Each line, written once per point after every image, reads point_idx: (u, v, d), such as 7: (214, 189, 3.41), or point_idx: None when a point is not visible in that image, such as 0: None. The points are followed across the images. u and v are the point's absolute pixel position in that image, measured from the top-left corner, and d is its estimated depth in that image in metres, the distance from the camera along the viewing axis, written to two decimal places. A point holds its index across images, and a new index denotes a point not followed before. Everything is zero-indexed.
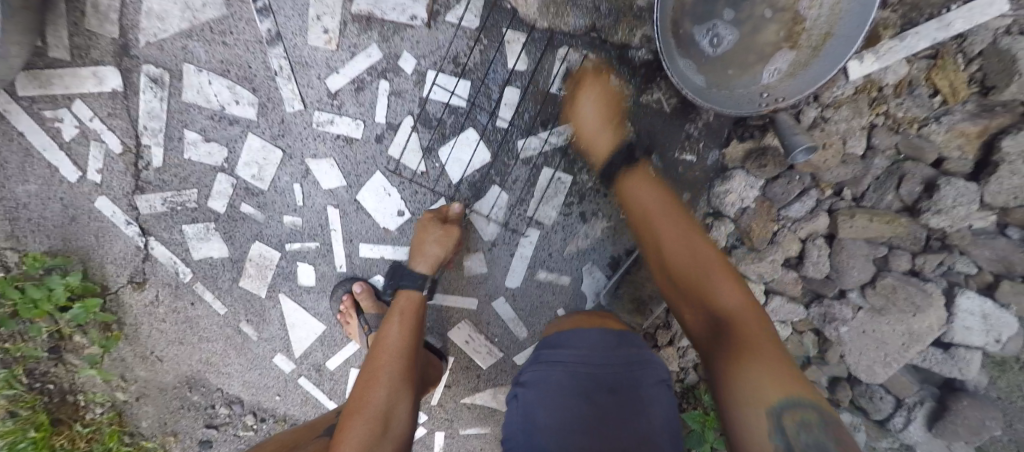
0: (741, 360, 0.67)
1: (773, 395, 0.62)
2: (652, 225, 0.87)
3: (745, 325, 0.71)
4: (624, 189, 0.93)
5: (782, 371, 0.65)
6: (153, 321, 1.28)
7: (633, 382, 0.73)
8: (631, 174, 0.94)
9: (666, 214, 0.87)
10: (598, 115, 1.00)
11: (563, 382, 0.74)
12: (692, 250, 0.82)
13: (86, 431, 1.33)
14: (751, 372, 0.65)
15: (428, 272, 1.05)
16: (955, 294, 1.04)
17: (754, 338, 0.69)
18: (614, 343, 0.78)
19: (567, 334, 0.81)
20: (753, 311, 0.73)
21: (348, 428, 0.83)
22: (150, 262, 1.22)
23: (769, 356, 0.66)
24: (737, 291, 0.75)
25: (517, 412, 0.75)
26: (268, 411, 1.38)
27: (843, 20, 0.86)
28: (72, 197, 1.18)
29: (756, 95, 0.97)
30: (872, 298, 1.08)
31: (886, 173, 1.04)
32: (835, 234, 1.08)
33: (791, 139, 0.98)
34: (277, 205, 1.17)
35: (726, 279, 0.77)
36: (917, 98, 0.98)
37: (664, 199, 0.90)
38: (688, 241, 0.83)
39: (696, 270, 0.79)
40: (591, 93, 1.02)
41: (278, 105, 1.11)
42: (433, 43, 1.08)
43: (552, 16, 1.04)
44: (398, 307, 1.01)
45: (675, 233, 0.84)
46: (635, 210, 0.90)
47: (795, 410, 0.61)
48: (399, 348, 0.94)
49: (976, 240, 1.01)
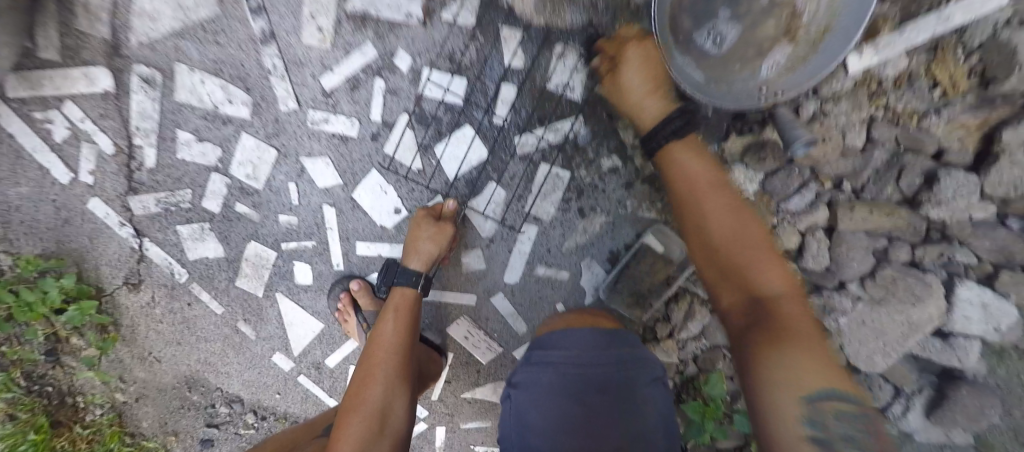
0: (784, 348, 0.65)
1: (813, 385, 0.62)
2: (695, 196, 0.83)
3: (789, 310, 0.69)
4: (668, 156, 0.88)
5: (824, 363, 0.64)
6: (150, 322, 1.27)
7: (625, 380, 0.73)
8: (676, 146, 0.88)
9: (710, 185, 0.83)
10: (645, 85, 0.96)
11: (553, 384, 0.73)
12: (738, 228, 0.78)
13: (86, 432, 1.33)
14: (794, 359, 0.64)
15: (422, 270, 1.03)
16: (956, 286, 1.03)
17: (797, 325, 0.67)
18: (604, 343, 0.76)
19: (556, 334, 0.80)
20: (796, 296, 0.72)
21: (345, 429, 0.83)
22: (146, 263, 1.21)
23: (811, 347, 0.66)
24: (782, 274, 0.73)
25: (511, 412, 0.76)
26: (267, 408, 1.37)
27: (841, 14, 0.86)
28: (64, 199, 1.16)
29: (755, 91, 0.94)
30: (872, 289, 1.07)
31: (886, 165, 1.04)
32: (835, 227, 1.09)
33: (791, 132, 0.98)
34: (272, 205, 1.16)
35: (772, 261, 0.74)
36: (916, 90, 0.97)
37: (709, 166, 0.86)
38: (734, 218, 0.79)
39: (741, 251, 0.75)
40: (637, 58, 0.98)
41: (272, 104, 1.10)
42: (429, 41, 1.06)
43: (550, 13, 1.04)
44: (393, 304, 1.01)
45: (720, 206, 0.80)
46: (677, 181, 0.86)
47: (836, 403, 0.61)
48: (394, 346, 0.94)
49: (975, 230, 1.00)
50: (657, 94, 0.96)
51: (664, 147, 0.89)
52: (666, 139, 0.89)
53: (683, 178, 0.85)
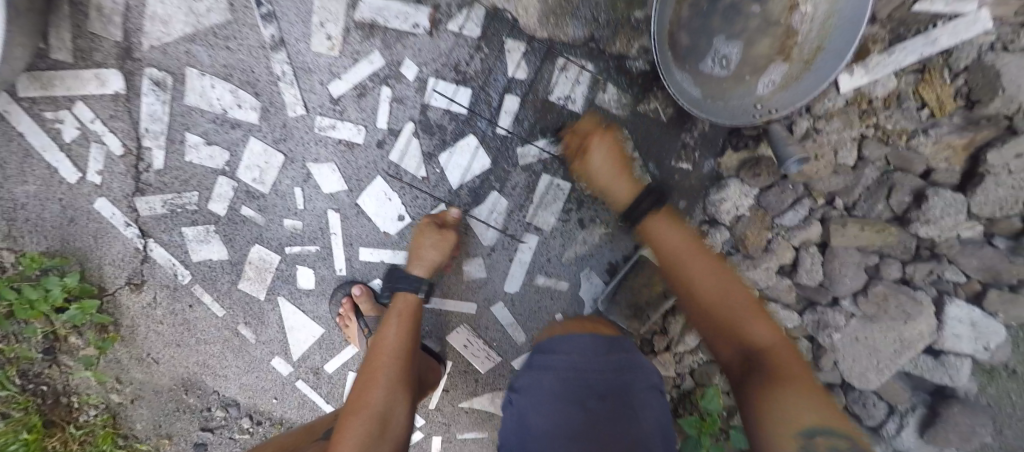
0: (778, 393, 0.68)
1: (809, 424, 0.65)
2: (680, 260, 0.84)
3: (780, 360, 0.72)
4: (650, 230, 0.90)
5: (819, 401, 0.68)
6: (150, 322, 1.28)
7: (626, 387, 0.74)
8: (659, 213, 0.91)
9: (694, 249, 0.85)
10: (612, 169, 0.99)
11: (554, 389, 0.73)
12: (722, 285, 0.81)
13: (79, 433, 1.33)
14: (790, 400, 0.67)
15: (424, 276, 1.06)
16: (944, 303, 1.05)
17: (787, 369, 0.71)
18: (604, 350, 0.78)
19: (556, 340, 0.81)
20: (785, 347, 0.75)
21: (343, 431, 0.81)
22: (149, 264, 1.23)
23: (806, 390, 0.69)
24: (769, 328, 0.76)
25: (512, 414, 0.77)
26: (264, 414, 1.37)
27: (833, 35, 0.86)
28: (70, 198, 1.18)
29: (750, 107, 0.98)
30: (864, 305, 1.11)
31: (877, 183, 1.08)
32: (828, 243, 1.12)
33: (784, 150, 1.01)
34: (278, 209, 1.18)
35: (757, 315, 0.77)
36: (905, 110, 1.01)
37: (688, 235, 0.88)
38: (718, 276, 0.82)
39: (725, 305, 0.79)
40: (602, 147, 1.01)
41: (280, 109, 1.12)
42: (435, 51, 1.09)
43: (552, 26, 1.05)
44: (396, 308, 1.03)
45: (704, 270, 0.82)
46: (662, 246, 0.88)
47: (833, 440, 0.64)
48: (394, 350, 0.94)
49: (964, 249, 1.03)
50: (624, 176, 0.98)
51: (646, 219, 0.91)
52: (645, 212, 0.92)
53: (666, 244, 0.87)
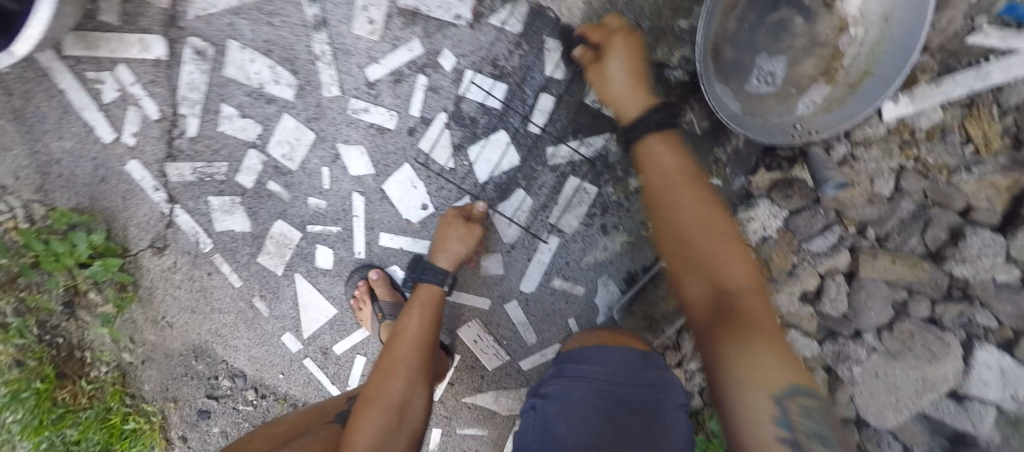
0: (742, 341, 0.65)
1: (779, 384, 0.63)
2: (671, 189, 0.76)
3: (749, 306, 0.68)
4: (641, 153, 0.81)
5: (782, 353, 0.66)
6: (168, 286, 1.29)
7: (656, 405, 0.75)
8: (653, 139, 0.81)
9: (683, 177, 0.77)
10: (628, 81, 0.90)
11: (585, 398, 0.76)
12: (704, 219, 0.73)
13: (89, 388, 1.32)
14: (753, 355, 0.64)
15: (450, 269, 1.05)
16: (973, 347, 1.03)
17: (755, 318, 0.68)
18: (637, 365, 0.80)
19: (591, 351, 0.83)
20: (757, 293, 0.71)
21: (362, 418, 0.82)
22: (173, 229, 1.24)
23: (771, 341, 0.66)
24: (745, 268, 0.71)
25: (536, 421, 0.77)
26: (269, 388, 1.37)
27: (881, 60, 0.88)
28: (104, 158, 1.20)
29: (789, 126, 0.96)
30: (888, 341, 1.08)
31: (912, 216, 1.05)
32: (855, 273, 1.09)
33: (822, 173, 1.00)
34: (304, 187, 1.19)
35: (734, 253, 0.72)
36: (948, 144, 0.99)
37: (683, 160, 0.79)
38: (702, 208, 0.74)
39: (706, 233, 0.72)
40: (620, 53, 0.92)
41: (316, 88, 1.13)
42: (474, 44, 1.09)
43: (594, 28, 1.05)
44: (418, 300, 1.01)
45: (690, 201, 0.75)
46: (650, 170, 0.80)
47: (798, 398, 0.64)
48: (416, 342, 0.93)
49: (999, 293, 0.99)
50: (638, 93, 0.88)
51: (641, 138, 0.82)
52: (645, 131, 0.82)
53: (656, 171, 0.79)
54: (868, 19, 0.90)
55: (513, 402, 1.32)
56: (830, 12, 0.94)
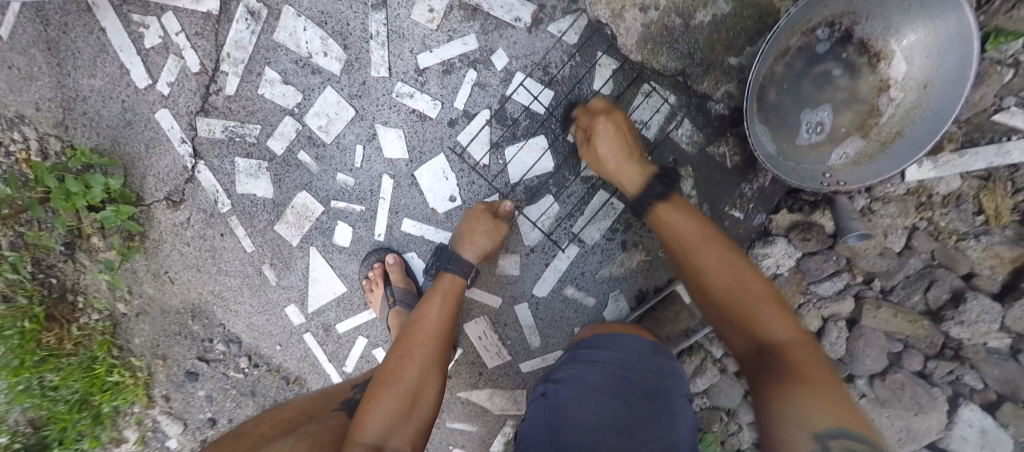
0: (791, 390, 0.64)
1: (824, 424, 0.60)
2: (691, 244, 0.82)
3: (796, 356, 0.68)
4: (658, 215, 0.88)
5: (835, 401, 0.62)
6: (177, 242, 1.26)
7: (664, 392, 0.77)
8: (665, 205, 0.88)
9: (710, 236, 0.83)
10: (622, 153, 0.97)
11: (599, 381, 0.76)
12: (736, 274, 0.78)
13: (77, 334, 1.28)
14: (802, 401, 0.62)
15: (473, 262, 1.05)
16: (959, 404, 1.08)
17: (804, 366, 0.67)
18: (649, 352, 0.81)
19: (604, 337, 0.84)
20: (804, 345, 0.71)
21: (376, 401, 0.83)
22: (192, 185, 1.22)
23: (821, 388, 0.64)
24: (786, 321, 0.73)
25: (545, 404, 0.77)
26: (263, 358, 1.35)
27: (914, 124, 0.93)
28: (134, 102, 1.18)
29: (819, 174, 1.00)
30: (879, 389, 1.13)
31: (918, 273, 1.09)
32: (857, 320, 1.14)
33: (847, 222, 1.05)
34: (334, 161, 1.19)
35: (772, 305, 0.74)
36: (962, 211, 1.03)
37: (702, 221, 0.85)
38: (734, 264, 0.79)
39: (738, 289, 0.77)
40: (608, 130, 0.98)
41: (364, 67, 1.14)
42: (529, 48, 1.11)
43: (648, 51, 1.09)
44: (440, 288, 1.01)
45: (720, 258, 0.80)
46: (671, 232, 0.85)
47: (850, 442, 0.58)
48: (434, 329, 0.94)
49: (989, 357, 1.05)
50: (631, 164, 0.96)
51: (652, 208, 0.89)
52: (652, 202, 0.90)
53: (675, 229, 0.85)
54: (909, 84, 0.93)
55: (506, 403, 1.31)
56: (874, 72, 0.96)
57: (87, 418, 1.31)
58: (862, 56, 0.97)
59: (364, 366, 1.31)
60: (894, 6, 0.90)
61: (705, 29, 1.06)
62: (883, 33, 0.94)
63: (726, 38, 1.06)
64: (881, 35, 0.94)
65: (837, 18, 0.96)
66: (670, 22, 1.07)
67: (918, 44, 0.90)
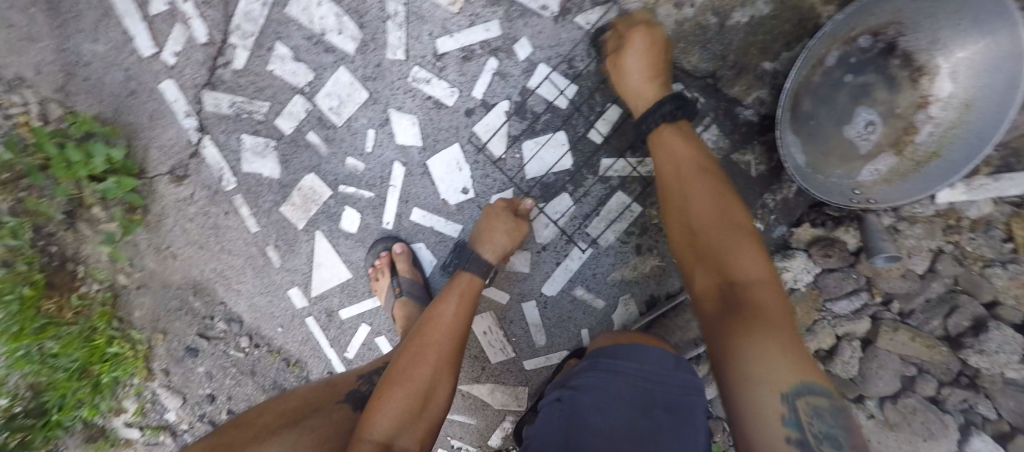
0: (753, 331, 0.64)
1: (789, 381, 0.60)
2: (681, 183, 0.85)
3: (762, 298, 0.68)
4: (658, 135, 0.92)
5: (793, 348, 0.63)
6: (179, 218, 1.22)
7: (688, 407, 0.73)
8: (665, 128, 0.91)
9: (701, 173, 0.85)
10: (646, 71, 0.94)
11: (618, 393, 0.73)
12: (720, 214, 0.79)
13: (78, 304, 1.25)
14: (761, 345, 0.62)
15: (493, 262, 1.02)
16: (970, 433, 1.04)
17: (768, 308, 0.67)
18: (673, 366, 0.77)
19: (626, 348, 0.80)
20: (772, 285, 0.70)
21: (385, 398, 0.82)
22: (197, 160, 1.18)
23: (782, 331, 0.64)
24: (760, 261, 0.72)
25: (563, 414, 0.74)
26: (264, 339, 1.33)
27: (953, 145, 0.86)
28: (138, 70, 1.13)
29: (848, 190, 0.95)
30: (888, 411, 1.09)
31: (939, 298, 1.06)
32: (871, 341, 1.10)
33: (877, 242, 0.98)
34: (344, 145, 1.15)
35: (750, 245, 0.74)
36: (991, 238, 1.00)
37: (699, 153, 0.88)
38: (720, 204, 0.80)
39: (716, 228, 0.78)
40: (641, 44, 0.94)
41: (380, 48, 1.10)
42: (555, 38, 1.06)
43: (679, 51, 1.04)
44: (457, 287, 0.98)
45: (705, 197, 0.82)
46: (666, 161, 0.89)
47: (809, 397, 0.59)
48: (449, 329, 0.91)
49: (1006, 388, 1.01)
50: (657, 79, 0.94)
51: (657, 128, 0.92)
52: (656, 122, 0.92)
53: (670, 160, 0.88)
54: (951, 102, 0.86)
55: (508, 398, 1.30)
56: (915, 87, 0.88)
57: (87, 387, 1.30)
58: (904, 70, 0.89)
59: (365, 354, 1.30)
60: (943, 19, 0.82)
61: (740, 31, 0.99)
62: (930, 46, 0.85)
63: (762, 42, 0.99)
64: (926, 50, 0.85)
65: (881, 28, 0.88)
66: (704, 21, 1.00)
67: (965, 62, 0.82)
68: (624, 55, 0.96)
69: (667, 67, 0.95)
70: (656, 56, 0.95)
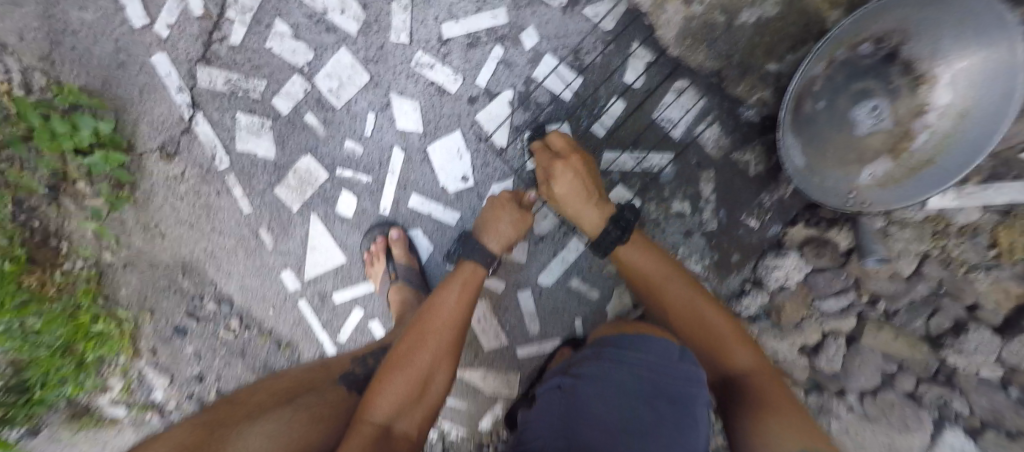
0: (763, 420, 0.71)
1: (796, 449, 0.66)
2: (657, 285, 0.89)
3: (758, 384, 0.77)
4: (618, 257, 0.93)
5: (797, 424, 0.70)
6: (169, 195, 1.19)
7: (688, 398, 0.73)
8: (626, 244, 0.91)
9: (676, 273, 0.90)
10: (580, 191, 0.92)
11: (621, 380, 0.74)
12: (701, 313, 0.86)
13: (61, 280, 1.22)
14: (774, 430, 0.69)
15: (497, 253, 1.00)
16: (943, 429, 1.08)
17: (768, 393, 0.75)
18: (677, 357, 0.78)
19: (633, 340, 0.82)
20: (765, 370, 0.80)
21: (385, 379, 0.82)
22: (188, 137, 1.14)
23: (784, 410, 0.72)
24: (750, 351, 0.82)
25: (564, 398, 0.75)
26: (255, 321, 1.31)
27: (947, 154, 0.86)
28: (128, 42, 1.09)
29: (843, 193, 0.97)
30: (869, 405, 1.13)
31: (924, 299, 1.08)
32: (856, 338, 1.14)
33: (868, 244, 1.00)
34: (343, 127, 1.13)
35: (737, 338, 0.83)
36: (975, 244, 0.99)
37: (662, 257, 0.91)
38: (695, 303, 0.87)
39: (702, 328, 0.85)
40: (568, 171, 0.92)
41: (383, 30, 1.08)
42: (562, 28, 1.07)
43: (685, 48, 1.04)
44: (459, 276, 0.96)
45: (685, 296, 0.87)
46: (639, 278, 0.91)
47: None
48: (450, 315, 0.90)
49: (978, 386, 1.05)
50: (594, 202, 0.93)
51: (612, 250, 0.92)
52: (615, 242, 0.92)
53: (639, 272, 0.91)
54: (947, 110, 0.85)
55: (500, 386, 1.30)
56: (913, 94, 0.87)
57: (70, 365, 1.26)
58: (903, 76, 0.88)
59: (358, 339, 1.28)
60: (948, 26, 0.82)
61: (747, 31, 0.97)
62: (930, 56, 0.84)
63: (767, 43, 0.97)
64: (927, 57, 0.85)
65: (885, 34, 0.88)
66: (711, 18, 0.97)
67: (963, 72, 0.82)
68: (554, 179, 0.93)
69: (599, 187, 0.94)
70: (584, 179, 0.93)
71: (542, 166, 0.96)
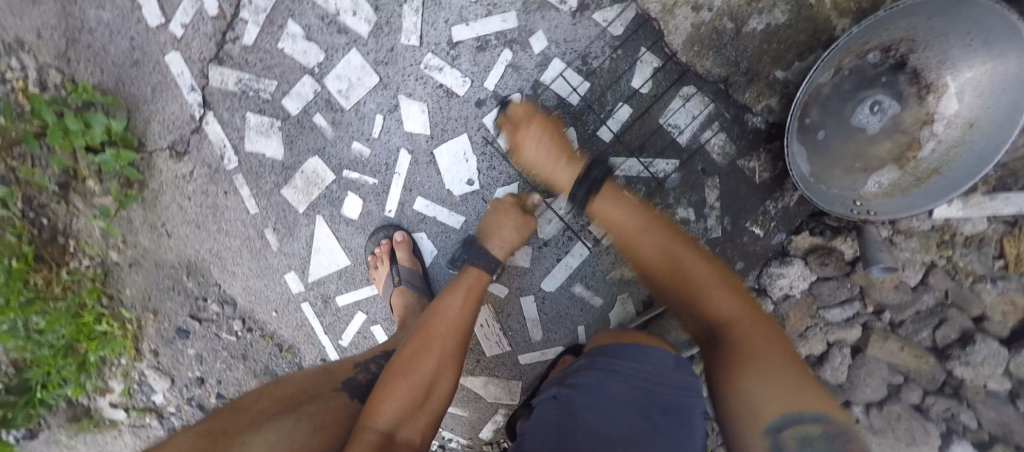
0: (740, 374, 0.70)
1: (774, 412, 0.65)
2: (635, 235, 0.91)
3: (739, 336, 0.75)
4: (596, 207, 0.95)
5: (776, 378, 0.68)
6: (177, 196, 1.20)
7: (686, 408, 0.73)
8: (601, 193, 0.95)
9: (651, 224, 0.91)
10: (550, 152, 1.01)
11: (620, 394, 0.73)
12: (677, 262, 0.86)
13: (68, 279, 1.24)
14: (749, 389, 0.68)
15: (502, 259, 1.02)
16: (950, 441, 1.07)
17: (748, 343, 0.74)
18: (673, 366, 0.77)
19: (628, 349, 0.81)
20: (750, 319, 0.78)
21: (387, 389, 0.82)
22: (198, 136, 1.16)
23: (763, 361, 0.71)
24: (733, 300, 0.80)
25: (563, 409, 0.74)
26: (257, 323, 1.31)
27: (953, 164, 0.88)
28: (143, 41, 1.11)
29: (849, 201, 0.97)
30: (874, 417, 1.12)
31: (930, 310, 1.07)
32: (861, 349, 1.11)
33: (873, 252, 0.99)
34: (351, 129, 1.14)
35: (718, 287, 0.81)
36: (982, 254, 1.01)
37: (650, 215, 0.93)
38: (670, 251, 0.87)
39: (681, 275, 0.84)
40: (535, 135, 1.01)
41: (394, 32, 1.09)
42: (570, 34, 1.07)
43: (693, 53, 1.05)
44: (464, 280, 0.98)
45: (657, 245, 0.88)
46: (615, 230, 0.93)
47: (800, 425, 0.64)
48: (447, 320, 0.91)
49: (987, 400, 1.03)
50: (562, 161, 1.00)
51: (591, 203, 0.96)
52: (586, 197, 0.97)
53: (618, 223, 0.93)
54: (954, 120, 0.87)
55: (500, 392, 1.30)
56: (921, 104, 0.88)
57: (72, 365, 1.28)
58: (912, 86, 0.88)
59: (360, 342, 1.28)
60: (954, 38, 0.83)
61: (756, 38, 1.01)
62: (938, 65, 0.85)
63: (775, 50, 1.01)
64: (935, 68, 0.86)
65: (893, 43, 0.89)
66: (720, 25, 1.02)
67: (971, 82, 0.84)
68: (523, 148, 1.03)
69: (568, 146, 1.01)
70: (555, 139, 1.02)
71: (511, 140, 1.06)
